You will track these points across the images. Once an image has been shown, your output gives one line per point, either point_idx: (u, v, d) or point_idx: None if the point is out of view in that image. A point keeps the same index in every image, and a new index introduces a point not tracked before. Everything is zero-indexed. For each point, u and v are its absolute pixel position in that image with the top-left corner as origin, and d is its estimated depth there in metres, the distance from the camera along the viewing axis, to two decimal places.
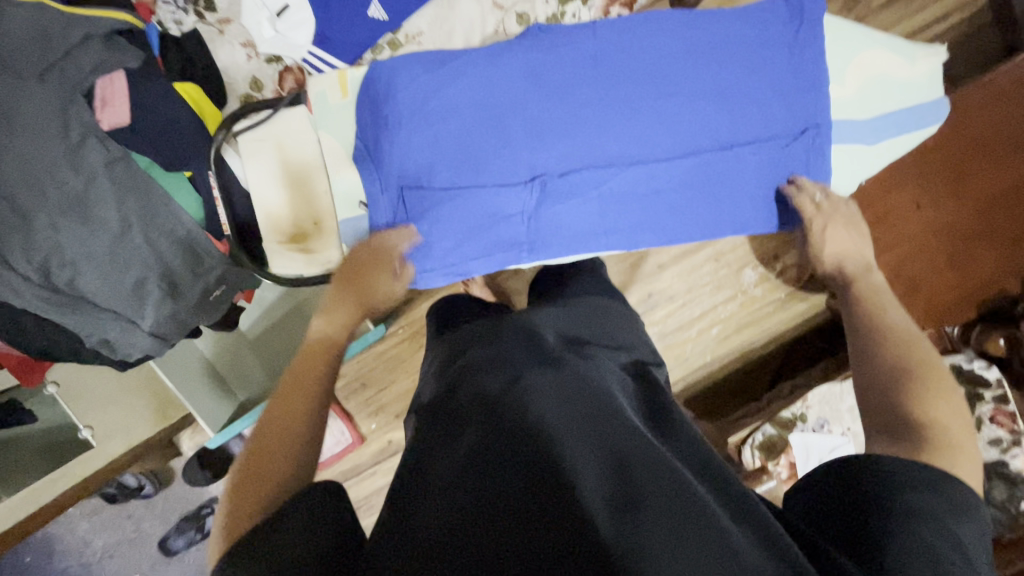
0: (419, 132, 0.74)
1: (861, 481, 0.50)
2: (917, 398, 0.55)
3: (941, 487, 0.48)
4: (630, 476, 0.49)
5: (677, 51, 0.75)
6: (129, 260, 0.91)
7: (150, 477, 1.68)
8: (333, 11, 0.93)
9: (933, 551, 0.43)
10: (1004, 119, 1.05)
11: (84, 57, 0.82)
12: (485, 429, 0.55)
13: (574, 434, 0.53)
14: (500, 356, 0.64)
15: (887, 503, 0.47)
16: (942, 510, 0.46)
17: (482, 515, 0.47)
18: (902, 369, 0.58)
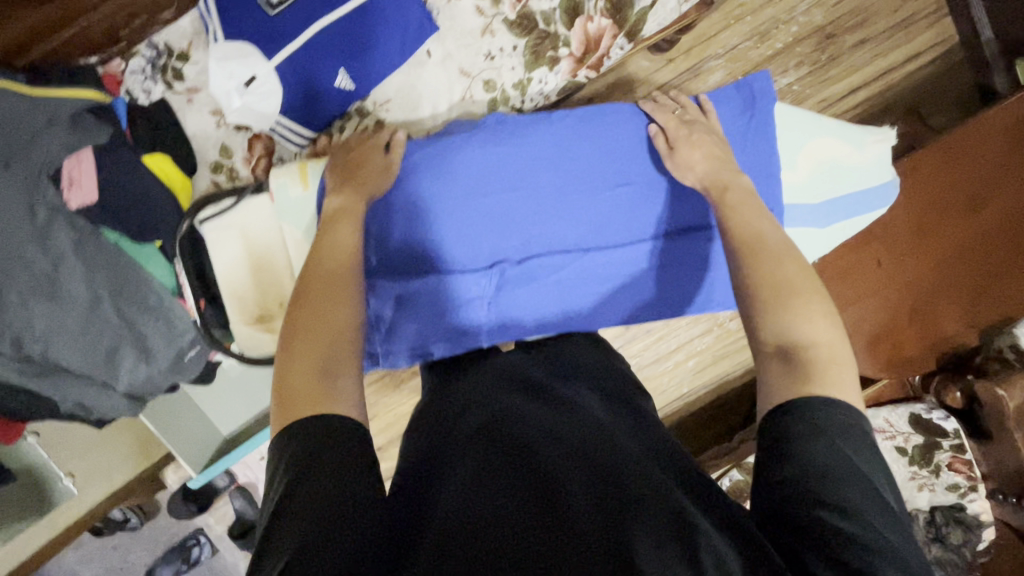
0: (381, 223, 0.76)
1: (791, 419, 0.49)
2: (789, 313, 0.56)
3: (859, 428, 0.49)
4: (618, 498, 0.46)
5: (631, 142, 0.78)
6: (102, 331, 0.93)
7: (135, 511, 1.70)
8: (300, 80, 0.94)
9: (868, 499, 0.45)
10: (963, 178, 1.07)
11: (51, 140, 0.83)
12: (479, 454, 0.53)
13: (568, 457, 0.51)
14: (488, 395, 0.63)
15: (816, 448, 0.47)
16: (864, 459, 0.48)
17: (476, 527, 0.44)
18: (775, 282, 0.58)
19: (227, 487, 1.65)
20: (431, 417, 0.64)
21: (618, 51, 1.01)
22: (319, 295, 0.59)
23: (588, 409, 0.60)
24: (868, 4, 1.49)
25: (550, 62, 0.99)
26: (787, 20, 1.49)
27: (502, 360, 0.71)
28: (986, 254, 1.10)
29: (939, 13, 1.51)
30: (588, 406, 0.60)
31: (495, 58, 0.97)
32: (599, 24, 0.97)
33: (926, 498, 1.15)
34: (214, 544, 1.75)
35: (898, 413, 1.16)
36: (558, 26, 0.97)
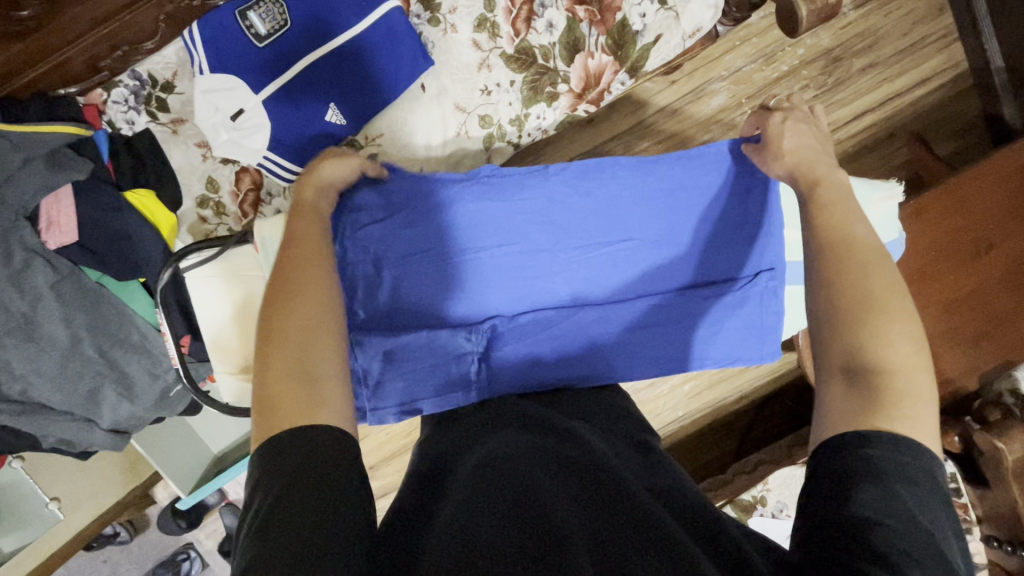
0: (369, 276, 0.74)
1: (848, 456, 0.47)
2: (873, 331, 0.52)
3: (925, 475, 0.46)
4: (618, 544, 0.43)
5: (629, 195, 0.75)
6: (84, 370, 0.90)
7: (125, 525, 1.69)
8: (288, 114, 0.90)
9: (922, 544, 0.42)
10: (966, 222, 1.06)
11: (29, 180, 0.80)
12: (482, 494, 0.51)
13: (567, 497, 0.49)
14: (499, 437, 0.62)
15: (873, 487, 0.44)
16: (925, 504, 0.44)
17: (465, 567, 0.41)
18: (860, 296, 0.54)
19: (218, 504, 1.65)
20: (436, 459, 0.62)
21: (619, 86, 0.97)
22: (301, 290, 0.57)
23: (600, 450, 0.58)
24: (876, 28, 1.46)
25: (549, 98, 0.95)
26: (792, 42, 1.46)
27: (506, 407, 0.70)
28: (986, 299, 1.08)
29: (947, 39, 1.49)
30: (600, 448, 0.58)
31: (492, 93, 0.94)
32: (600, 60, 0.94)
33: None
34: (204, 559, 1.74)
35: None
36: (557, 61, 0.94)
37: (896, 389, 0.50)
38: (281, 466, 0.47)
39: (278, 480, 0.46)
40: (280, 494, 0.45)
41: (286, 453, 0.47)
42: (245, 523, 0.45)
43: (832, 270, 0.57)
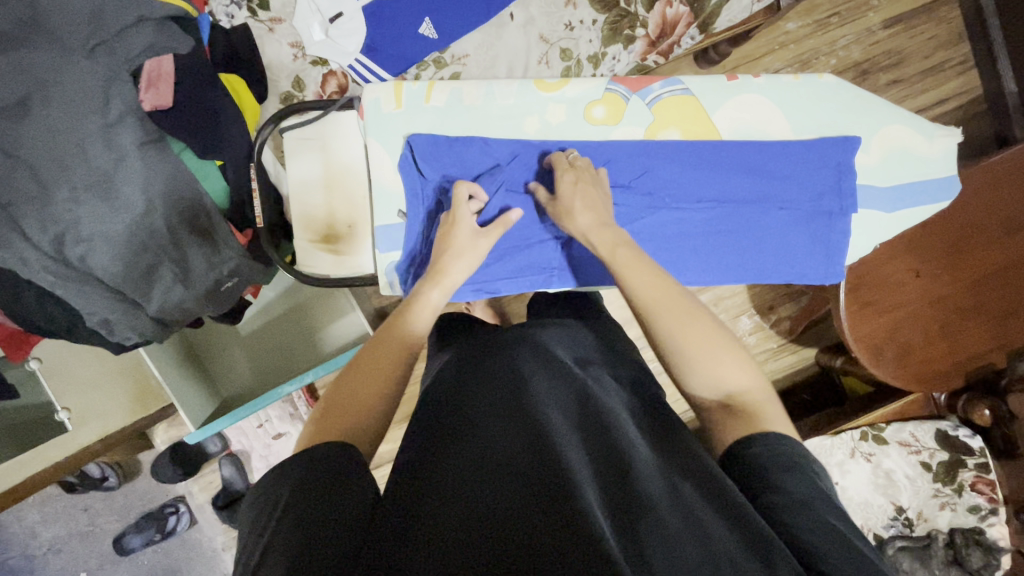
0: (465, 152, 0.74)
1: (745, 467, 0.54)
2: (711, 373, 0.60)
3: (806, 461, 0.53)
4: (632, 494, 0.50)
5: (722, 103, 0.78)
6: (148, 244, 0.90)
7: (114, 469, 1.60)
8: (384, 22, 0.96)
9: (826, 526, 0.48)
10: (997, 202, 1.12)
11: (137, 38, 0.82)
12: (500, 433, 0.57)
13: (578, 445, 0.56)
14: (507, 374, 0.65)
15: (766, 497, 0.51)
16: (813, 485, 0.51)
17: (492, 511, 0.48)
18: (697, 345, 0.60)
19: (218, 453, 1.58)
20: (455, 381, 0.68)
21: (690, 40, 1.05)
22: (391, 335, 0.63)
23: (604, 401, 0.63)
24: (902, 48, 1.59)
25: (626, 41, 1.02)
26: (827, 53, 1.58)
27: (527, 339, 0.71)
28: (1010, 279, 1.14)
29: (965, 66, 1.62)
30: (605, 398, 0.63)
31: (574, 28, 1.00)
32: (677, 10, 1.01)
33: (946, 518, 1.17)
34: (192, 515, 1.65)
35: (926, 428, 1.18)
36: (638, 6, 1.00)
37: (749, 407, 0.58)
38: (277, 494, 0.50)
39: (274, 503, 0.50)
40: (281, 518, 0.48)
41: (298, 473, 0.51)
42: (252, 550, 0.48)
43: (661, 325, 0.61)
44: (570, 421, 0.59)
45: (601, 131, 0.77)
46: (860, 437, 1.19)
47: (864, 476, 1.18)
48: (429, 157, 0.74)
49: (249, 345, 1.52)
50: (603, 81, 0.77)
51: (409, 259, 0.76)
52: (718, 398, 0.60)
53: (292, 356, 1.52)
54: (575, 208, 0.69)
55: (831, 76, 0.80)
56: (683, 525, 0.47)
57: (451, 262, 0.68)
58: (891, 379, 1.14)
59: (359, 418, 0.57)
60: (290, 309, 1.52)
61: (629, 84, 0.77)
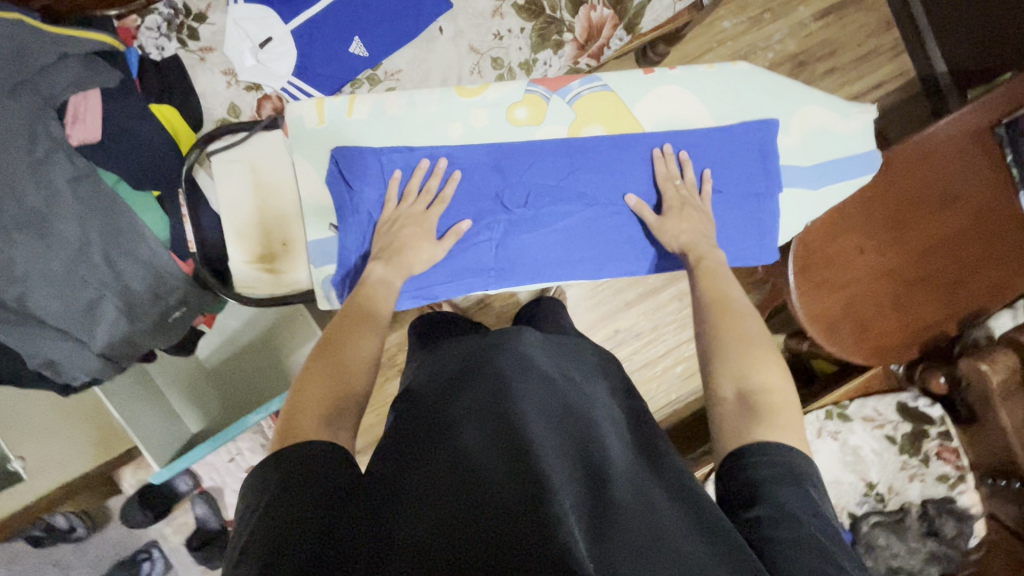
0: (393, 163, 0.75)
1: (746, 473, 0.55)
2: (748, 366, 0.63)
3: (804, 475, 0.54)
4: (606, 503, 0.52)
5: (640, 98, 0.80)
6: (88, 278, 0.89)
7: (82, 518, 1.53)
8: (314, 45, 0.98)
9: (813, 551, 0.48)
10: (929, 176, 1.15)
11: (60, 74, 0.83)
12: (481, 441, 0.57)
13: (559, 457, 0.57)
14: (491, 374, 0.65)
15: (758, 509, 0.52)
16: (804, 498, 0.52)
17: (473, 516, 0.48)
18: (742, 339, 0.65)
19: (189, 492, 1.53)
20: (434, 384, 0.67)
21: (618, 41, 1.08)
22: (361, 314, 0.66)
23: (585, 411, 0.65)
24: (836, 38, 1.65)
25: (555, 46, 1.04)
26: (763, 47, 1.63)
27: (508, 343, 0.71)
28: (953, 248, 1.16)
29: (897, 50, 1.68)
30: (587, 411, 0.65)
31: (503, 37, 1.02)
32: (602, 13, 1.04)
33: (918, 490, 1.18)
34: (167, 559, 1.60)
35: (887, 402, 1.19)
36: (564, 12, 1.03)
37: (773, 407, 0.60)
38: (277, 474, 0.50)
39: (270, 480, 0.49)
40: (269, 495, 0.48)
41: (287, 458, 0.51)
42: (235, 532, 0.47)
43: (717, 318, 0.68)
44: (550, 430, 0.60)
45: (525, 132, 0.78)
46: (824, 416, 1.20)
47: (831, 454, 1.18)
48: (355, 180, 0.74)
49: (217, 377, 1.51)
50: (522, 84, 0.78)
51: (343, 273, 0.76)
52: (742, 389, 0.62)
53: (261, 385, 1.50)
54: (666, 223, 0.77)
55: (743, 65, 0.83)
56: (652, 532, 0.49)
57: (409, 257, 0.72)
58: (848, 356, 1.16)
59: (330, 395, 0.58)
60: (256, 337, 1.49)
61: (548, 84, 0.79)
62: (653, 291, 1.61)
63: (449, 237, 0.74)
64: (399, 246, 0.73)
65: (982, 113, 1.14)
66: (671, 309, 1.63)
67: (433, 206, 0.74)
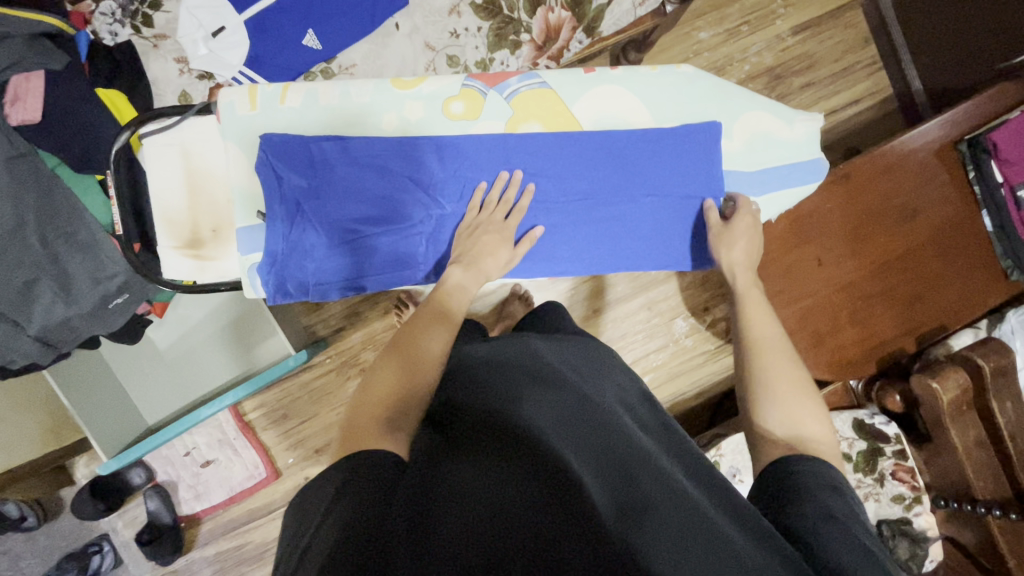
0: (326, 153, 0.74)
1: (789, 479, 0.59)
2: (798, 408, 0.66)
3: (842, 486, 0.59)
4: (639, 486, 0.53)
5: (580, 95, 0.79)
6: (22, 259, 0.88)
7: (34, 508, 1.51)
8: (267, 35, 0.98)
9: (858, 545, 0.51)
10: (893, 189, 1.14)
11: (2, 53, 0.83)
12: (505, 437, 0.57)
13: (584, 446, 0.57)
14: (512, 379, 0.67)
15: (805, 508, 0.55)
16: (847, 503, 0.56)
17: (509, 509, 0.49)
18: (793, 381, 0.69)
19: (143, 486, 1.52)
20: (452, 391, 0.69)
21: (578, 44, 1.09)
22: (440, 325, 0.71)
23: (602, 404, 0.65)
24: (812, 52, 1.65)
25: (512, 46, 1.05)
26: (740, 59, 1.63)
27: (528, 353, 0.74)
28: (915, 262, 1.15)
29: (874, 67, 1.68)
30: (605, 403, 0.65)
31: (459, 35, 1.02)
32: (559, 14, 1.03)
33: (873, 510, 1.14)
34: (117, 554, 1.57)
35: (843, 418, 1.16)
36: (522, 13, 1.02)
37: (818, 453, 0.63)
38: (345, 473, 0.52)
39: (345, 477, 0.52)
40: (346, 489, 0.50)
41: (354, 462, 0.53)
42: (309, 533, 0.48)
43: (768, 351, 0.71)
44: (572, 422, 0.60)
45: (461, 126, 0.77)
46: None
47: None
48: (284, 169, 0.73)
49: (173, 366, 1.47)
50: (459, 77, 0.77)
51: (266, 265, 0.75)
52: (787, 432, 0.65)
53: (217, 374, 1.47)
54: (729, 241, 0.79)
55: (687, 67, 0.82)
56: (687, 519, 0.51)
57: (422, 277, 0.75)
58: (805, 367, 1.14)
59: (388, 402, 0.62)
60: (214, 326, 1.48)
61: (485, 79, 0.78)
62: (621, 299, 1.60)
63: (524, 243, 0.78)
64: None
65: (945, 128, 1.13)
66: (639, 318, 1.62)
67: (512, 217, 0.78)
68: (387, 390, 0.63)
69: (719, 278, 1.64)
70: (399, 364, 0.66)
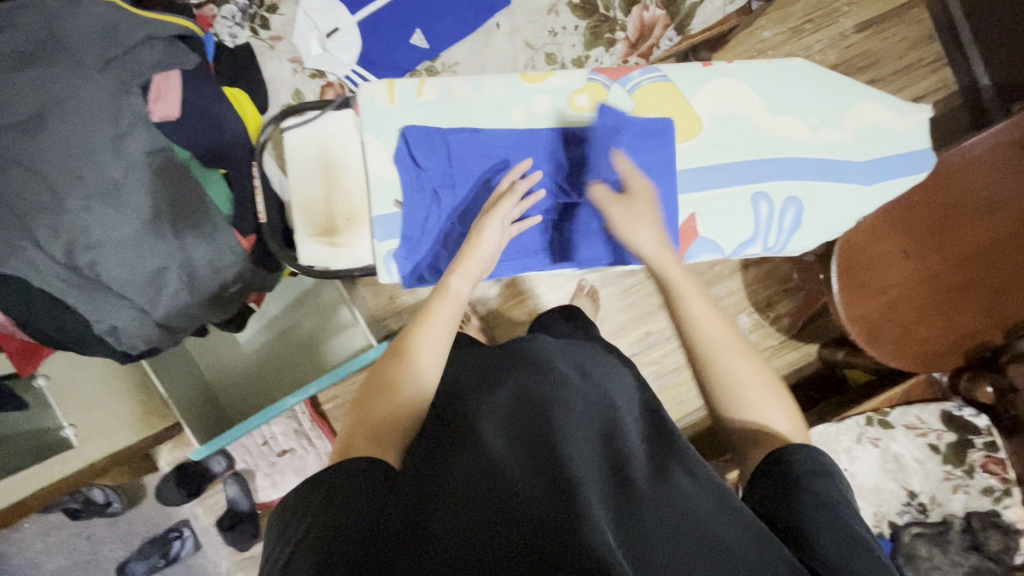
0: (461, 145, 0.78)
1: (778, 465, 0.57)
2: (764, 405, 0.62)
3: (834, 472, 0.57)
4: (635, 491, 0.54)
5: (697, 89, 0.83)
6: (155, 250, 0.92)
7: (119, 494, 1.57)
8: (378, 36, 1.03)
9: (842, 536, 0.50)
10: (976, 181, 1.14)
11: (147, 55, 0.88)
12: (510, 434, 0.58)
13: (580, 444, 0.57)
14: (516, 381, 0.66)
15: (791, 498, 0.54)
16: (836, 490, 0.55)
17: (503, 507, 0.49)
18: (720, 375, 0.63)
19: (222, 474, 1.55)
20: (456, 391, 0.69)
21: (668, 41, 1.11)
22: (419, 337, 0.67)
23: (608, 406, 0.65)
24: (876, 50, 1.65)
25: (607, 44, 1.08)
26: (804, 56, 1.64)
27: (529, 350, 0.73)
28: (999, 254, 1.15)
29: (938, 63, 1.68)
30: (609, 404, 0.65)
31: (558, 34, 1.06)
32: (654, 13, 1.07)
33: (961, 502, 1.14)
34: (196, 540, 1.62)
35: (930, 410, 1.18)
36: (617, 11, 1.06)
37: (784, 443, 0.60)
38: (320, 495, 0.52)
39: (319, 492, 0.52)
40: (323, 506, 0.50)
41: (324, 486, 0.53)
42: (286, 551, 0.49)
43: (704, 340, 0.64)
44: (575, 419, 0.60)
45: (586, 118, 0.81)
46: (865, 422, 1.18)
47: (873, 461, 1.17)
48: (422, 158, 0.78)
49: (257, 360, 1.52)
50: (585, 72, 0.81)
51: (404, 251, 0.79)
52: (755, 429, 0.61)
53: (297, 367, 1.51)
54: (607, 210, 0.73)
55: (798, 61, 0.86)
56: (681, 524, 0.51)
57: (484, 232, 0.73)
58: (891, 361, 1.13)
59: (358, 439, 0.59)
60: (295, 321, 1.53)
61: (609, 73, 0.82)
62: None
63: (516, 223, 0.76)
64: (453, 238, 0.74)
65: None
66: None
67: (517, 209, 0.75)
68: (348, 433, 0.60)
69: (782, 274, 1.64)
70: (365, 406, 0.61)
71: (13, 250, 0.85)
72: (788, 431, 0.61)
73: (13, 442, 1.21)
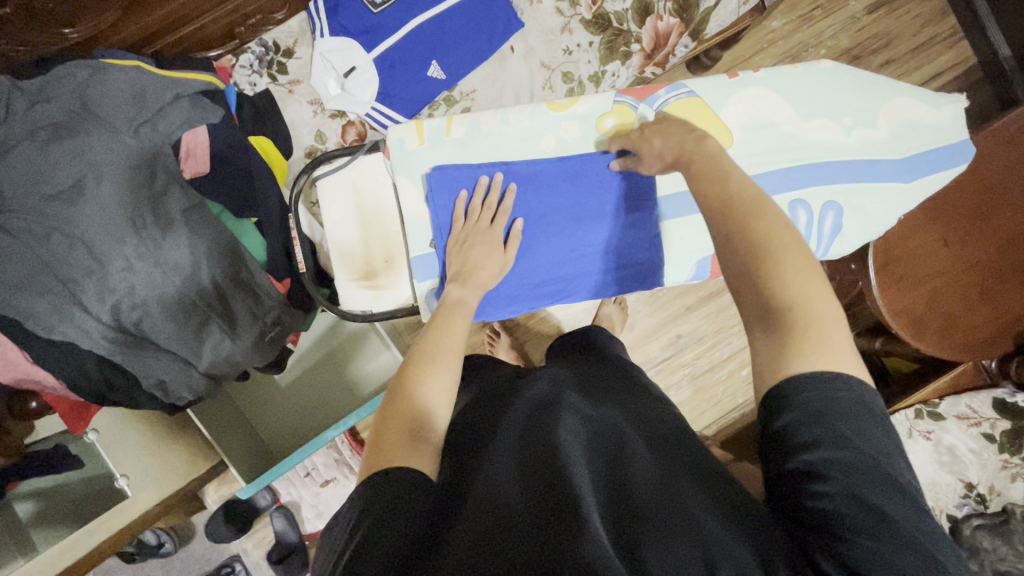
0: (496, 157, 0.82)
1: (780, 409, 0.47)
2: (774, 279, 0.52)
3: (849, 406, 0.46)
4: (631, 492, 0.50)
5: (723, 103, 0.84)
6: (197, 302, 0.93)
7: (170, 534, 1.62)
8: (395, 71, 1.04)
9: (863, 510, 0.42)
10: (1016, 159, 1.11)
11: (173, 113, 0.89)
12: (517, 455, 0.56)
13: (581, 457, 0.55)
14: (526, 411, 0.64)
15: (795, 461, 0.45)
16: (858, 437, 0.45)
17: (503, 521, 0.47)
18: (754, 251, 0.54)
19: (269, 507, 1.57)
20: (468, 421, 0.68)
21: (683, 48, 1.12)
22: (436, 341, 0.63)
23: (613, 420, 0.62)
24: (889, 29, 1.62)
25: (622, 57, 1.08)
26: (815, 44, 1.61)
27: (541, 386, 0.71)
28: None
29: (955, 38, 1.64)
30: (615, 419, 0.63)
31: (572, 52, 1.07)
32: (668, 21, 1.08)
33: None
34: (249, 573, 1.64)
35: (981, 398, 1.18)
36: (630, 24, 1.07)
37: (811, 328, 0.49)
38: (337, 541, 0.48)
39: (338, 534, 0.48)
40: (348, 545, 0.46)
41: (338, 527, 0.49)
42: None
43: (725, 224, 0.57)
44: (579, 434, 0.58)
45: None
46: (914, 415, 1.20)
47: (925, 454, 1.17)
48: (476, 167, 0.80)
49: (289, 396, 1.53)
50: (611, 95, 0.83)
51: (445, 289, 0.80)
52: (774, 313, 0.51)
53: (332, 398, 1.53)
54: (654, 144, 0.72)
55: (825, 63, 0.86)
56: (682, 522, 0.46)
57: (476, 266, 0.74)
58: (937, 351, 1.11)
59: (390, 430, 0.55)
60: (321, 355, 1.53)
61: (635, 94, 0.84)
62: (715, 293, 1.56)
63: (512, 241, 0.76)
64: (461, 262, 0.74)
65: None
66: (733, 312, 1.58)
67: (497, 219, 0.77)
68: (376, 435, 0.55)
69: None
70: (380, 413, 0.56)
71: (63, 316, 0.84)
72: (818, 303, 0.51)
73: (72, 492, 1.25)
